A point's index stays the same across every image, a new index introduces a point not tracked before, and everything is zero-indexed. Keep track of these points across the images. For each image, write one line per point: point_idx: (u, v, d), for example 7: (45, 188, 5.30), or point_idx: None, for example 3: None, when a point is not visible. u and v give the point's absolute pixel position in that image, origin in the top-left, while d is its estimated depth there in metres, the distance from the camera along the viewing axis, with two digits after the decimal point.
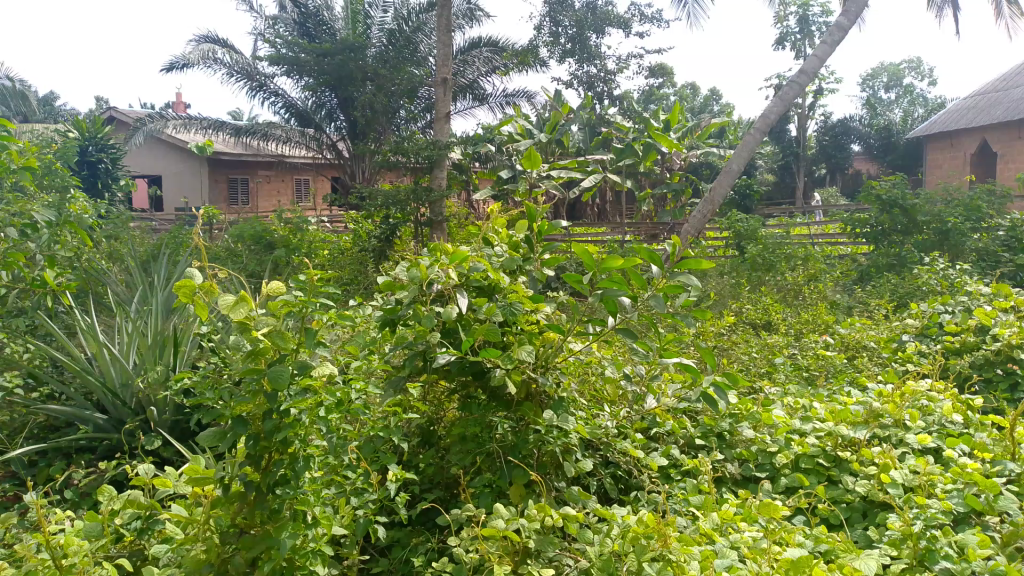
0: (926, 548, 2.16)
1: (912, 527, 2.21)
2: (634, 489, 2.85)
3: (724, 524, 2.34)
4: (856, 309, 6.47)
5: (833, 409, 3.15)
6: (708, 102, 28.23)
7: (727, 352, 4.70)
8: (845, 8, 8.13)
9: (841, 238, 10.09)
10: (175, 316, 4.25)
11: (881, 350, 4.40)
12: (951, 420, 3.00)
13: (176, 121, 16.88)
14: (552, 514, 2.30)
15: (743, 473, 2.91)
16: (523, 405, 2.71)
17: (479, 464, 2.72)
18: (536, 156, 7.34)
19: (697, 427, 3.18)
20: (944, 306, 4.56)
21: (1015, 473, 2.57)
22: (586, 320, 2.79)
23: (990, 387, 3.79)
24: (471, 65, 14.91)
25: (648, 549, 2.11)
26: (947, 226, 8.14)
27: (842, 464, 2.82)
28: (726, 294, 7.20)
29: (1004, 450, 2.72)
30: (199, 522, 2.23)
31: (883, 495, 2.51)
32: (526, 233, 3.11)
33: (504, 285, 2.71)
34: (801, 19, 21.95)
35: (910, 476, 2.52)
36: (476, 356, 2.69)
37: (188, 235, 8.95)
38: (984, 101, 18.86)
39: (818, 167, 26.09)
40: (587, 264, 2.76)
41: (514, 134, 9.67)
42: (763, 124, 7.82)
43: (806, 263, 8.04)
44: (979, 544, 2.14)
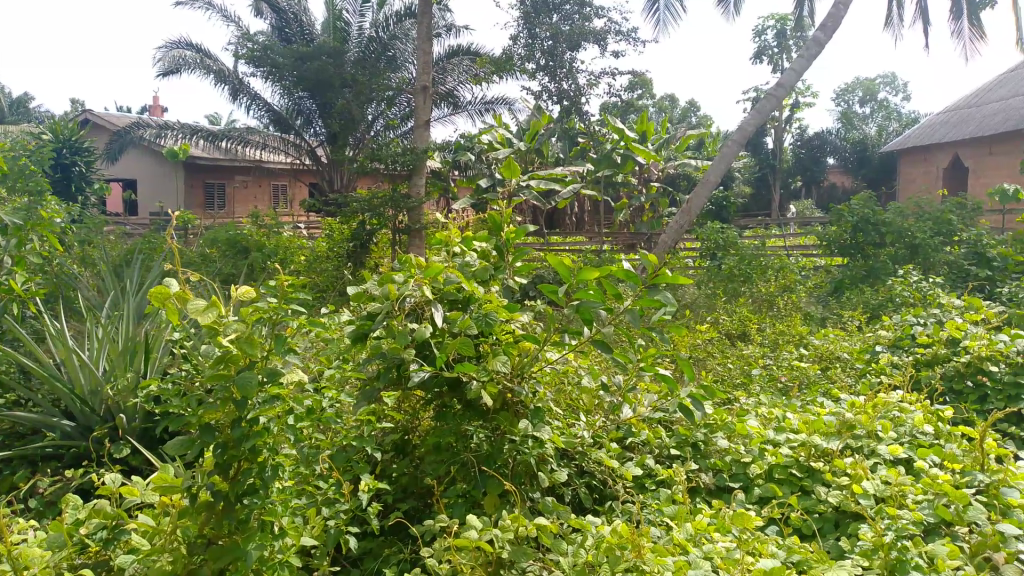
0: (897, 559, 2.21)
1: (884, 538, 2.28)
2: (609, 499, 2.84)
3: (697, 534, 2.36)
4: (829, 321, 6.51)
5: (806, 419, 3.16)
6: (687, 114, 28.50)
7: (702, 363, 4.70)
8: (821, 24, 8.23)
9: (815, 251, 10.14)
10: (147, 321, 4.17)
11: (854, 361, 4.38)
12: (922, 431, 3.03)
13: (152, 129, 16.86)
14: (525, 524, 2.30)
15: (716, 483, 2.91)
16: (498, 415, 2.68)
17: (453, 473, 2.70)
18: (514, 166, 7.05)
19: (672, 436, 3.15)
20: (915, 318, 4.58)
21: (984, 484, 2.62)
22: (562, 329, 2.77)
23: (960, 399, 3.82)
24: (450, 74, 14.98)
25: (622, 560, 2.12)
26: (915, 241, 8.24)
27: (815, 474, 2.82)
28: (700, 305, 7.21)
29: (974, 461, 2.76)
30: (166, 532, 2.15)
31: (855, 506, 2.53)
32: (498, 242, 3.15)
33: (479, 295, 2.72)
34: (778, 34, 22.27)
35: (881, 487, 2.57)
36: (450, 369, 2.68)
37: (161, 240, 8.85)
38: (957, 117, 19.11)
39: (795, 180, 26.34)
40: (562, 276, 2.74)
41: (495, 142, 9.60)
42: (740, 136, 7.91)
43: (780, 274, 8.10)
44: (948, 555, 2.20)
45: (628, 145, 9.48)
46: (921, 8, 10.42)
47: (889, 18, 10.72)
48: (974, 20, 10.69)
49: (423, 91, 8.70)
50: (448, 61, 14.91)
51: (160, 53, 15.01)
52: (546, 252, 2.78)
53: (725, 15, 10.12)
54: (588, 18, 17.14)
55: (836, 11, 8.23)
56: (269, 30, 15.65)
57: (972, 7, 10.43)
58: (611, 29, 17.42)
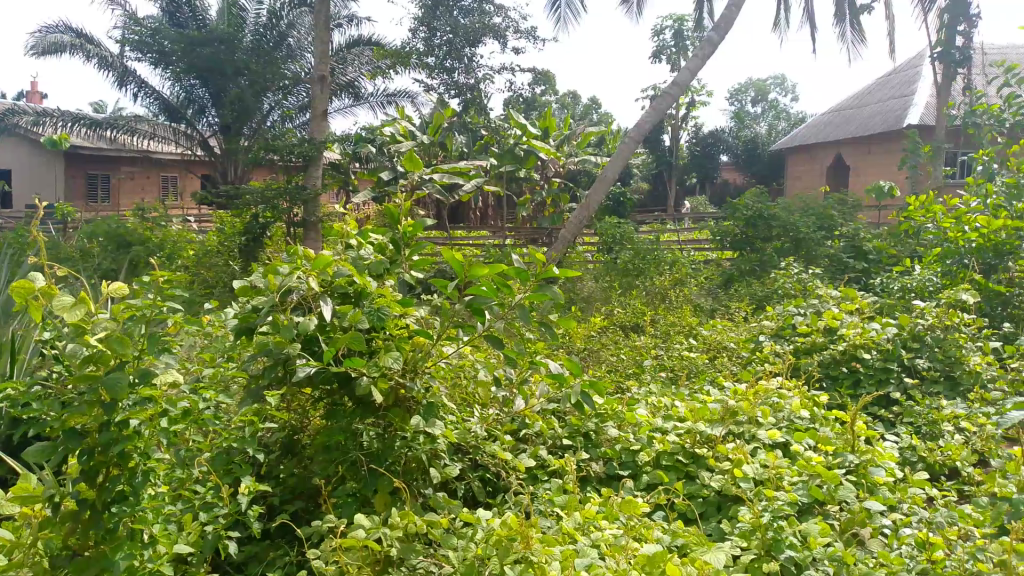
0: (773, 538, 2.35)
1: (761, 520, 2.41)
2: (501, 492, 2.85)
3: (586, 523, 2.40)
4: (718, 313, 6.76)
5: (693, 407, 3.26)
6: (589, 110, 28.99)
7: (596, 355, 4.79)
8: (714, 24, 8.50)
9: (707, 245, 10.50)
10: (15, 322, 3.91)
11: (739, 349, 4.55)
12: (799, 416, 3.18)
13: (27, 116, 15.79)
14: (415, 521, 2.28)
15: (606, 472, 2.97)
16: (389, 412, 2.64)
17: (342, 473, 2.65)
18: (417, 160, 6.90)
19: (565, 427, 3.19)
20: (797, 308, 4.77)
21: (853, 464, 2.78)
22: (456, 324, 2.76)
23: (836, 384, 4.00)
24: (351, 64, 14.68)
25: (511, 551, 2.13)
26: (799, 235, 8.65)
27: (700, 460, 2.92)
28: (596, 299, 7.36)
29: (845, 443, 2.92)
30: (25, 545, 2.01)
31: (736, 489, 2.65)
32: (392, 235, 3.10)
33: (372, 290, 2.68)
34: (675, 34, 22.93)
35: (760, 470, 2.70)
36: (340, 365, 2.63)
37: (34, 233, 8.30)
38: (840, 117, 20.18)
39: (690, 177, 27.24)
40: (455, 270, 2.73)
41: (397, 134, 9.46)
42: (637, 133, 8.10)
43: (673, 268, 8.36)
44: (819, 533, 2.38)
45: (528, 142, 9.55)
46: (807, 12, 10.94)
47: (778, 21, 11.18)
48: (856, 25, 11.29)
49: (321, 81, 8.50)
50: (348, 51, 14.66)
51: (35, 36, 14.07)
52: (439, 246, 2.76)
53: (628, 14, 10.33)
54: (490, 13, 17.15)
55: (729, 13, 8.53)
56: (158, 14, 14.89)
57: (853, 12, 11.02)
58: (514, 25, 17.50)
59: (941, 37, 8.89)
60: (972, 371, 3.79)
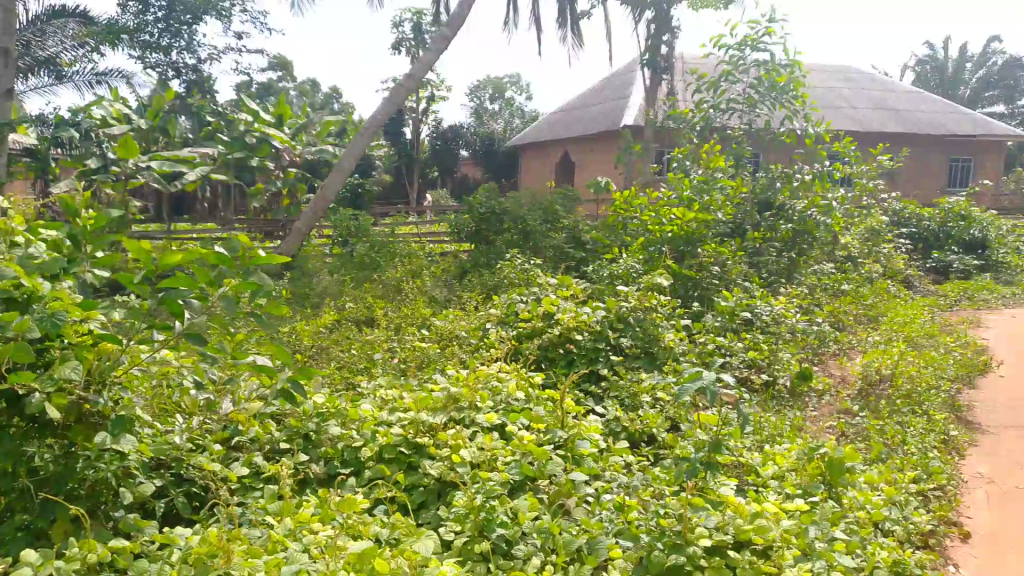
0: (485, 519, 2.45)
1: (475, 502, 2.48)
2: (210, 505, 2.67)
3: (298, 527, 2.33)
4: (451, 303, 6.94)
5: (416, 397, 3.27)
6: (330, 100, 28.33)
7: (323, 354, 4.67)
8: (447, 21, 8.68)
9: (444, 238, 10.74)
10: None
11: (468, 338, 4.61)
12: (515, 398, 3.33)
13: None
14: (98, 549, 2.06)
15: (326, 471, 2.89)
16: (69, 430, 2.35)
17: (11, 505, 2.33)
18: (133, 146, 6.22)
19: (283, 430, 3.06)
20: (519, 297, 4.89)
21: (562, 440, 2.96)
22: (150, 325, 2.53)
23: (554, 365, 4.12)
24: (48, 36, 12.89)
25: (212, 568, 2.00)
26: (528, 227, 9.15)
27: (421, 450, 2.94)
28: (328, 294, 7.19)
29: (555, 420, 3.08)
30: None
31: (453, 474, 2.73)
32: (73, 231, 2.76)
33: (44, 293, 2.36)
34: (416, 28, 23.07)
35: (476, 453, 2.80)
36: (4, 381, 2.29)
37: None
38: (568, 117, 21.65)
39: (432, 170, 27.66)
40: (146, 266, 2.51)
41: (107, 117, 8.40)
42: (374, 125, 8.04)
43: (409, 260, 8.43)
44: (528, 507, 2.52)
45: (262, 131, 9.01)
46: (533, 16, 11.60)
47: (508, 20, 11.68)
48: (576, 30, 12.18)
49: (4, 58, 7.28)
50: (45, 22, 12.86)
51: None
52: (125, 239, 2.51)
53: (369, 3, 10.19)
54: None
55: (461, 9, 8.76)
56: None
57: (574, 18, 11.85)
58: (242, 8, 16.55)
59: (649, 43, 9.76)
60: (666, 346, 4.02)
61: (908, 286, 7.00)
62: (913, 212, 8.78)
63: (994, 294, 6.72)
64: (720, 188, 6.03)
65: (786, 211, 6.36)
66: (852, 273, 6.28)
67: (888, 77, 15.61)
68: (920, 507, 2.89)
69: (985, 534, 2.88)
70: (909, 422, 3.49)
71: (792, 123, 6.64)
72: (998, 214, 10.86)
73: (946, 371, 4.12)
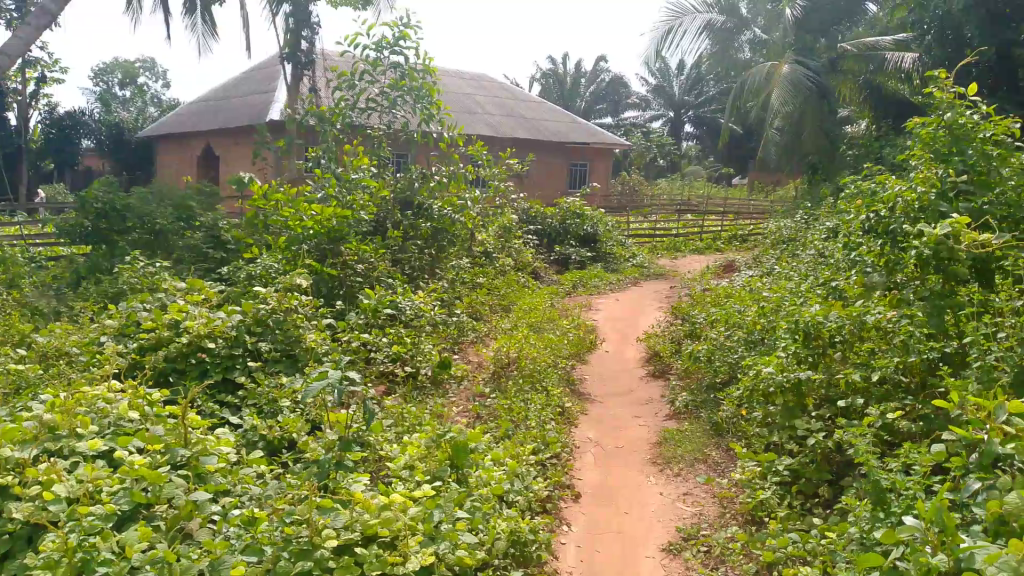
0: (83, 560, 2.12)
1: (70, 542, 2.16)
2: None
3: None
4: None
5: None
6: None
7: None
8: None
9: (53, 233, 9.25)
10: None
11: (80, 355, 3.85)
12: (128, 418, 2.92)
13: None
14: None
15: None
16: None
17: None
18: None
19: None
20: (141, 303, 4.21)
21: (186, 458, 2.71)
22: None
23: (184, 377, 3.69)
24: None
25: None
26: None
27: (5, 491, 2.45)
28: None
29: (176, 437, 2.77)
30: None
31: (45, 514, 2.34)
32: None
33: None
34: None
35: (75, 485, 2.44)
36: None
37: None
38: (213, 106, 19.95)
39: None
40: None
41: None
42: None
43: None
44: (139, 538, 2.25)
45: None
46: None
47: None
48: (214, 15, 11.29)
49: None
50: None
51: None
52: None
53: None
54: None
55: None
56: None
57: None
58: None
59: (286, 38, 8.99)
60: (309, 347, 3.90)
61: (536, 278, 7.83)
62: (538, 211, 9.55)
63: (603, 281, 7.72)
64: (362, 187, 5.98)
65: (426, 210, 6.47)
66: (484, 270, 6.71)
67: (516, 88, 15.26)
68: (539, 476, 3.18)
69: (592, 492, 3.25)
70: (531, 399, 3.82)
71: (425, 126, 6.84)
72: (610, 213, 12.14)
73: (562, 351, 4.64)
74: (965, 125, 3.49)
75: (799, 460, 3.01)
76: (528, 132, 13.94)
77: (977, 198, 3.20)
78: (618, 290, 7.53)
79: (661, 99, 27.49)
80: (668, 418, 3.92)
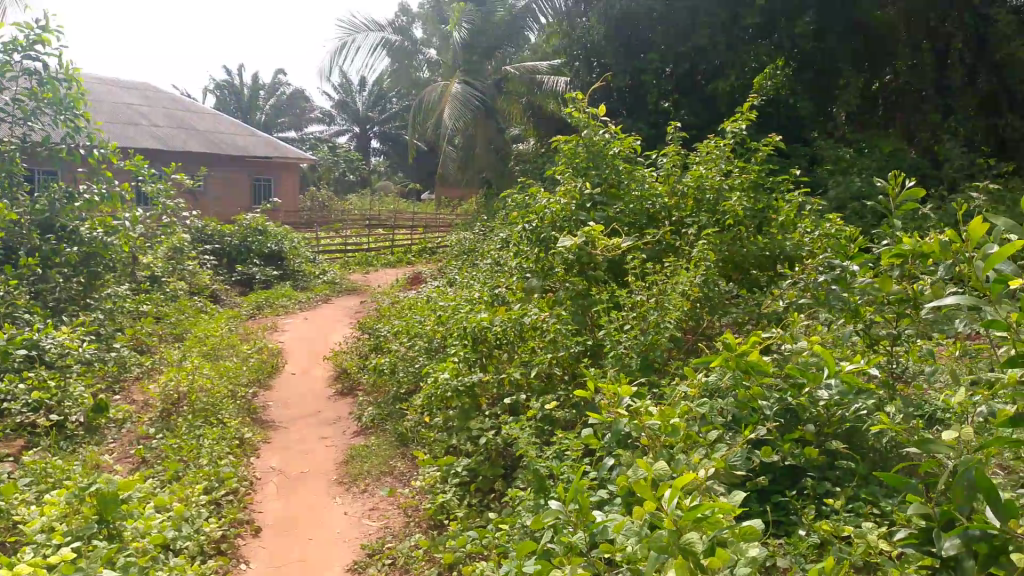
0: None
1: None
2: None
3: None
4: None
5: None
6: None
7: None
8: None
9: None
10: None
11: None
12: None
13: None
14: None
15: None
16: None
17: None
18: None
19: None
20: None
21: None
22: None
23: None
24: None
25: None
26: None
27: None
28: None
29: None
30: None
31: None
32: None
33: None
34: None
35: None
36: None
37: None
38: None
39: None
40: None
41: None
42: None
43: None
44: None
45: None
46: None
47: None
48: None
49: None
50: None
51: None
52: None
53: None
54: None
55: None
56: None
57: None
58: None
59: None
60: None
61: (215, 300, 7.84)
62: (216, 229, 9.25)
63: (291, 300, 8.16)
64: None
65: (73, 232, 5.76)
66: (149, 297, 6.31)
67: (185, 102, 14.21)
68: (211, 516, 3.01)
69: (273, 523, 3.15)
70: (204, 434, 3.67)
71: (76, 141, 6.09)
72: (294, 228, 12.20)
73: (241, 380, 4.61)
74: (599, 141, 4.03)
75: (475, 459, 3.17)
76: (202, 144, 13.17)
77: (610, 208, 3.82)
78: (308, 308, 8.10)
79: (345, 114, 27.43)
80: (355, 435, 4.07)
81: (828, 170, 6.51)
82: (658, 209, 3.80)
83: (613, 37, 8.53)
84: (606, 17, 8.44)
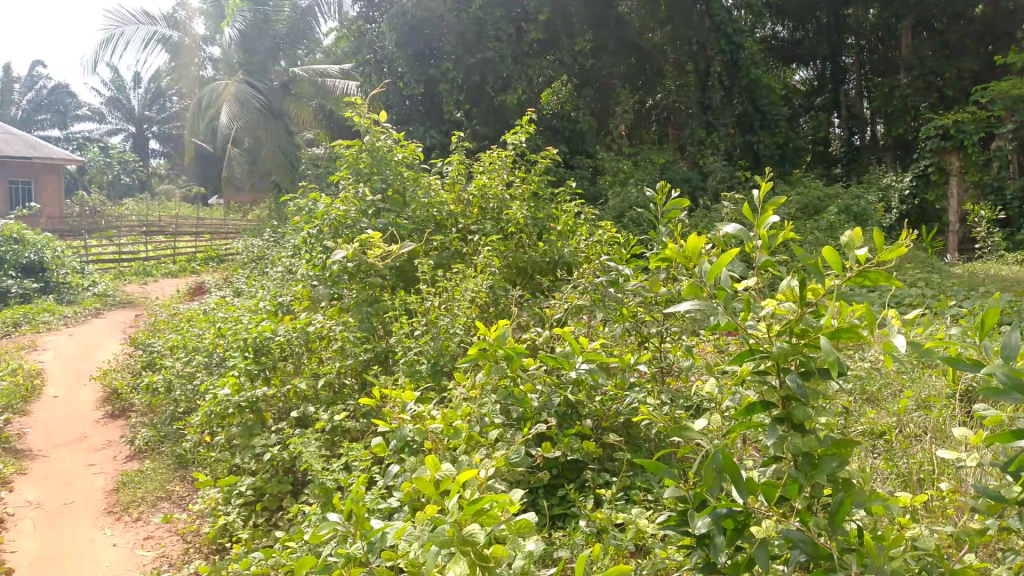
0: None
1: None
2: None
3: None
4: None
5: None
6: None
7: None
8: None
9: None
10: None
11: None
12: None
13: None
14: None
15: None
16: None
17: None
18: None
19: None
20: None
21: None
22: None
23: None
24: None
25: None
26: None
27: None
28: None
29: None
30: None
31: None
32: None
33: None
34: None
35: None
36: None
37: None
38: None
39: None
40: None
41: None
42: None
43: None
44: None
45: None
46: None
47: None
48: None
49: None
50: None
51: None
52: None
53: None
54: None
55: None
56: None
57: None
58: None
59: None
60: None
61: None
62: None
63: (54, 315, 7.55)
64: None
65: None
66: None
67: None
68: None
69: (27, 564, 2.98)
70: None
71: None
72: (59, 235, 11.59)
73: None
74: (382, 147, 4.09)
75: (260, 478, 3.07)
76: None
77: (397, 214, 3.91)
78: (74, 323, 7.52)
79: (117, 113, 25.68)
80: (127, 460, 4.00)
81: (610, 181, 7.79)
82: (445, 216, 3.99)
83: (404, 45, 8.61)
84: (399, 23, 8.53)
